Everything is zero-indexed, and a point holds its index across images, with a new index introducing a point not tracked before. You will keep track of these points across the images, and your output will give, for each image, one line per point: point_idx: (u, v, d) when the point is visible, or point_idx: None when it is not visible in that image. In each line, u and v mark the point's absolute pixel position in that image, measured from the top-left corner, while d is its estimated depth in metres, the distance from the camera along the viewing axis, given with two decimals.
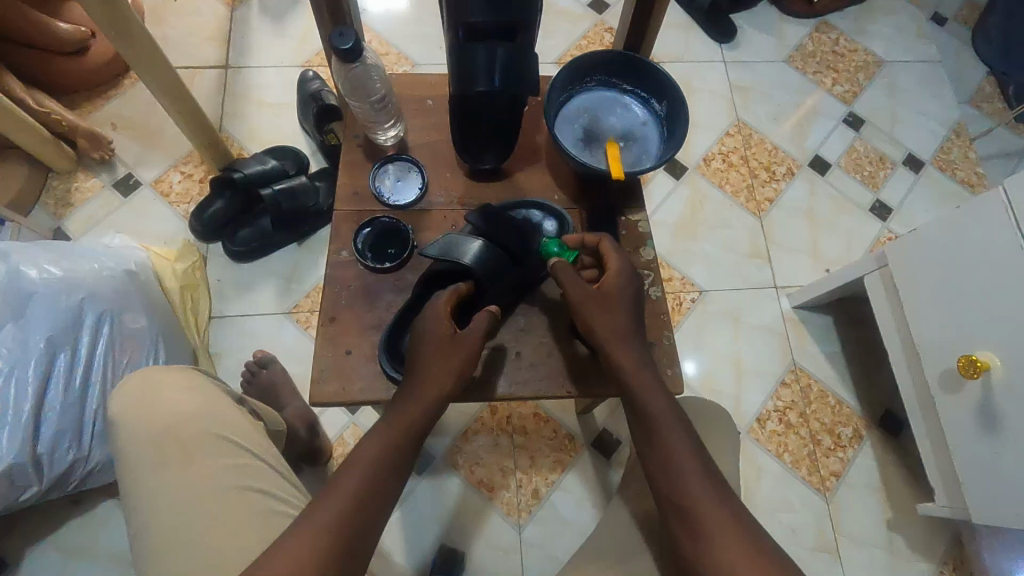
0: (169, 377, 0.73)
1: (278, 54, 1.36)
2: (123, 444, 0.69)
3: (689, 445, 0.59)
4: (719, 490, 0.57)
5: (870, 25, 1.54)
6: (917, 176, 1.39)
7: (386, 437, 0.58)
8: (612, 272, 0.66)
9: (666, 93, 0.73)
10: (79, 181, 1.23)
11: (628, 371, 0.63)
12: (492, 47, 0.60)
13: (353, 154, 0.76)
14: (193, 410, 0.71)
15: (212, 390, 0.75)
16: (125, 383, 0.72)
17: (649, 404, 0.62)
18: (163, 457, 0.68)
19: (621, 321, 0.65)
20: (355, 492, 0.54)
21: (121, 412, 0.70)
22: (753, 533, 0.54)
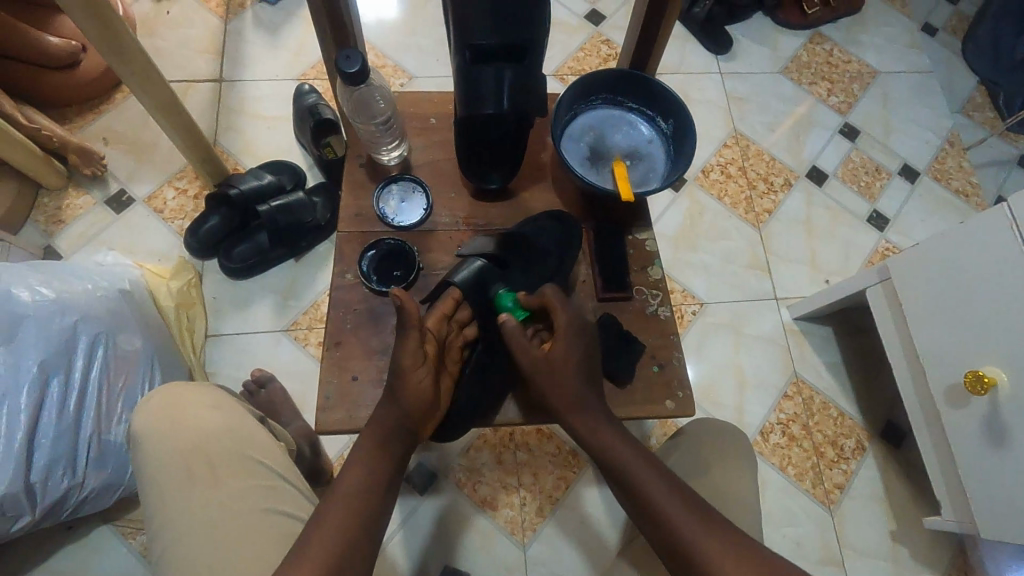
0: (193, 394, 0.71)
1: (272, 67, 1.35)
2: (146, 461, 0.68)
3: (668, 490, 0.58)
4: (711, 526, 0.55)
5: (863, 35, 1.56)
6: (913, 186, 1.40)
7: (370, 467, 0.58)
8: (562, 329, 0.64)
9: (673, 112, 0.72)
10: (71, 198, 1.20)
11: (592, 428, 0.62)
12: (500, 69, 0.59)
13: (356, 175, 0.74)
14: (220, 428, 0.69)
15: (236, 407, 0.73)
16: (150, 399, 0.71)
17: (618, 459, 0.60)
18: (189, 476, 0.66)
19: (570, 380, 0.63)
20: (344, 527, 0.53)
21: (144, 429, 0.68)
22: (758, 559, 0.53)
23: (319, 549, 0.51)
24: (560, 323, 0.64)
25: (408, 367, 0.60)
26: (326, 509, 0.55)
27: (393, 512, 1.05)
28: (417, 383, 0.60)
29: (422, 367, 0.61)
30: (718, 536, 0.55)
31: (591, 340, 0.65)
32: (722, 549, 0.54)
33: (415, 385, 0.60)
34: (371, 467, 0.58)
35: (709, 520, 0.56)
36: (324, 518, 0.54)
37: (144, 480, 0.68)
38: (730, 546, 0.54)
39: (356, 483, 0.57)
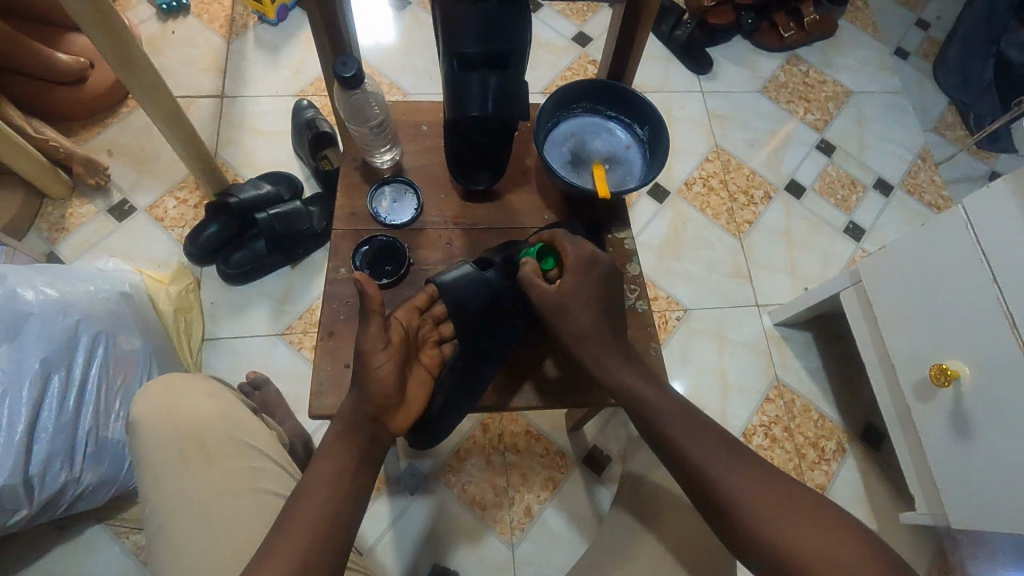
0: (189, 384, 0.74)
1: (273, 84, 1.40)
2: (143, 446, 0.70)
3: (685, 418, 0.59)
4: (727, 447, 0.57)
5: (838, 58, 1.64)
6: (887, 199, 1.46)
7: (335, 461, 0.58)
8: (570, 264, 0.66)
9: (648, 119, 0.77)
10: (74, 207, 1.24)
11: (606, 364, 0.63)
12: (485, 76, 0.64)
13: (351, 177, 0.79)
14: (214, 414, 0.72)
15: (229, 397, 0.76)
16: (149, 388, 0.73)
17: (641, 395, 0.61)
18: (184, 460, 0.69)
19: (584, 296, 0.64)
20: (313, 526, 0.54)
21: (142, 414, 0.71)
22: (771, 475, 0.55)
23: (288, 547, 0.52)
24: (569, 256, 0.67)
25: (372, 354, 0.61)
26: (290, 512, 0.55)
27: (384, 512, 1.07)
28: (382, 367, 0.61)
29: (384, 349, 0.62)
30: (733, 456, 0.56)
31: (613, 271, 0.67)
32: (738, 470, 0.55)
33: (381, 371, 0.61)
34: (339, 461, 0.58)
35: (723, 439, 0.57)
36: (291, 520, 0.54)
37: (140, 465, 0.70)
38: (745, 466, 0.56)
39: (322, 479, 0.57)
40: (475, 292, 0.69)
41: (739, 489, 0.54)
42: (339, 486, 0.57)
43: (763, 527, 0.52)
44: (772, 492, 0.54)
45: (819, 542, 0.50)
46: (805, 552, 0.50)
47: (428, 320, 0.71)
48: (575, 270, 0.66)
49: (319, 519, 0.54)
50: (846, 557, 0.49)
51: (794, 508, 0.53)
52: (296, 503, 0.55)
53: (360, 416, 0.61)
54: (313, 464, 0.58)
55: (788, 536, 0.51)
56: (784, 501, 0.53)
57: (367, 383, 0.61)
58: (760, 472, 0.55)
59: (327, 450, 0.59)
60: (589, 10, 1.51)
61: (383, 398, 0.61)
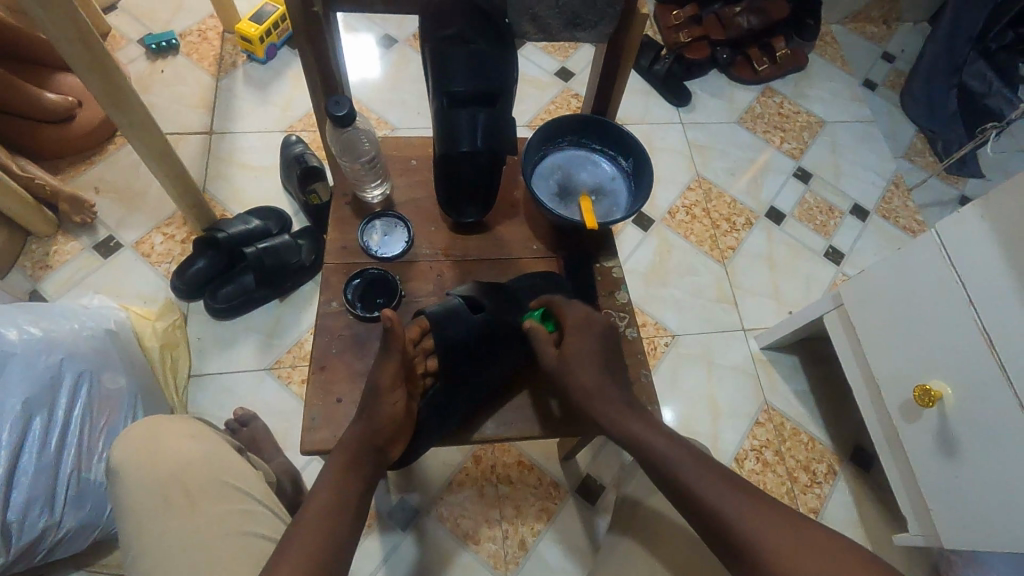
0: (171, 426, 0.73)
1: (262, 120, 1.42)
2: (122, 492, 0.68)
3: (693, 460, 0.60)
4: (742, 492, 0.57)
5: (810, 89, 1.70)
6: (864, 224, 1.51)
7: (333, 493, 0.57)
8: (570, 325, 0.70)
9: (631, 151, 0.79)
10: (59, 244, 1.23)
11: (617, 417, 0.65)
12: (473, 112, 0.66)
13: (342, 212, 0.80)
14: (199, 456, 0.71)
15: (214, 439, 0.75)
16: (131, 430, 0.72)
17: (650, 444, 0.62)
18: (168, 504, 0.67)
19: (587, 358, 0.68)
20: (309, 556, 0.52)
21: (124, 458, 0.69)
22: (779, 513, 0.56)
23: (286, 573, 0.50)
24: (568, 319, 0.71)
25: (382, 394, 0.62)
26: (289, 539, 0.53)
27: (375, 549, 1.04)
28: (390, 407, 0.62)
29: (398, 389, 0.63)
30: (745, 494, 0.57)
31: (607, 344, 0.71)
32: (745, 508, 0.56)
33: (392, 416, 0.62)
34: (335, 490, 0.57)
35: (730, 480, 0.59)
36: (288, 546, 0.52)
37: (123, 512, 0.68)
38: (755, 505, 0.56)
39: (317, 511, 0.55)
40: (464, 329, 0.67)
41: (758, 530, 0.54)
42: (334, 519, 0.55)
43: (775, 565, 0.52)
44: (792, 525, 0.55)
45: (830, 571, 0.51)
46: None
47: (418, 352, 0.67)
48: (576, 330, 0.70)
49: (315, 547, 0.52)
50: None
51: (803, 542, 0.53)
52: (291, 539, 0.53)
53: (359, 447, 0.61)
54: (306, 500, 0.57)
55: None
56: (793, 533, 0.54)
57: (372, 418, 0.62)
58: (776, 513, 0.56)
59: (325, 477, 0.59)
60: (571, 46, 1.57)
61: (385, 435, 0.62)
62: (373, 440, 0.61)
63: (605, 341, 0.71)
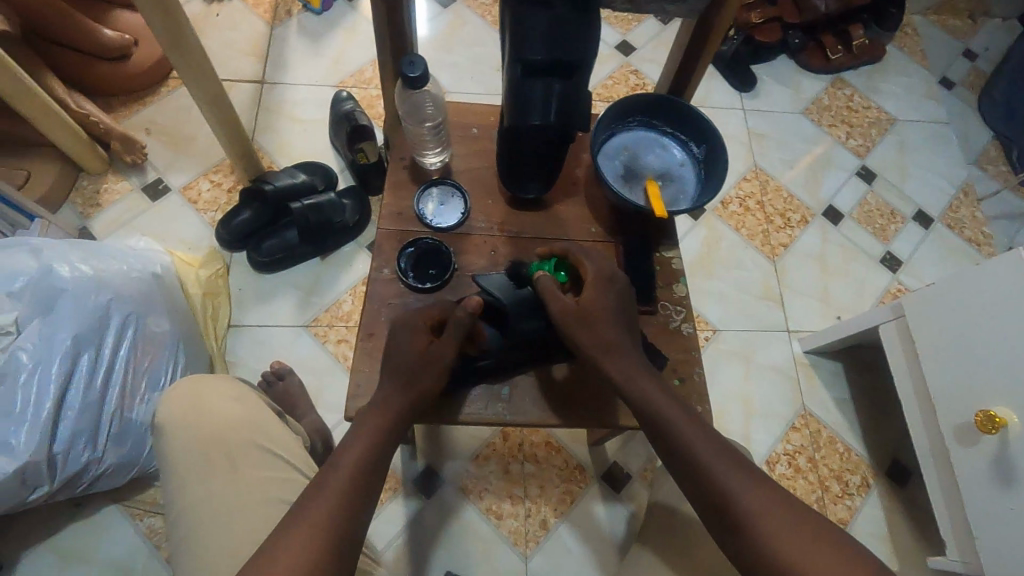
0: (214, 384, 0.73)
1: (313, 73, 1.39)
2: (165, 445, 0.69)
3: (699, 430, 0.60)
4: (749, 473, 0.57)
5: (882, 83, 1.61)
6: (926, 232, 1.43)
7: (365, 446, 0.58)
8: (590, 279, 0.67)
9: (705, 137, 0.75)
10: (109, 183, 1.24)
11: (625, 376, 0.63)
12: (549, 83, 0.62)
13: (398, 176, 0.77)
14: (240, 418, 0.71)
15: (256, 401, 0.74)
16: (175, 385, 0.72)
17: (658, 407, 0.61)
18: (208, 463, 0.67)
19: (603, 312, 0.65)
20: (329, 514, 0.52)
21: (168, 414, 0.70)
22: (776, 495, 0.56)
23: (311, 523, 0.51)
24: (588, 271, 0.68)
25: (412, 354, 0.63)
26: (320, 486, 0.54)
27: (399, 513, 1.05)
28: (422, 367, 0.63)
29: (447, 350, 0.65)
30: (745, 472, 0.57)
31: (623, 301, 0.68)
32: (744, 485, 0.56)
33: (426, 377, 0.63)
34: (367, 448, 0.58)
35: (732, 456, 0.58)
36: (318, 493, 0.53)
37: (167, 467, 0.69)
38: (754, 484, 0.56)
39: (349, 462, 0.56)
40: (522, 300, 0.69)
41: (749, 504, 0.55)
42: (363, 475, 0.56)
43: (764, 541, 0.53)
44: (787, 505, 0.55)
45: (817, 555, 0.51)
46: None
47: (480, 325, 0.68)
48: (596, 284, 0.67)
49: (342, 498, 0.53)
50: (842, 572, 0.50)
51: (796, 525, 0.53)
52: (320, 486, 0.54)
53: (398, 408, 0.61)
54: (341, 447, 0.58)
55: (801, 563, 0.51)
56: (787, 514, 0.54)
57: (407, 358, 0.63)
58: (772, 492, 0.56)
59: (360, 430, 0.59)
60: (635, 18, 1.50)
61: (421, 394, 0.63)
62: (415, 392, 0.62)
63: (622, 299, 0.68)
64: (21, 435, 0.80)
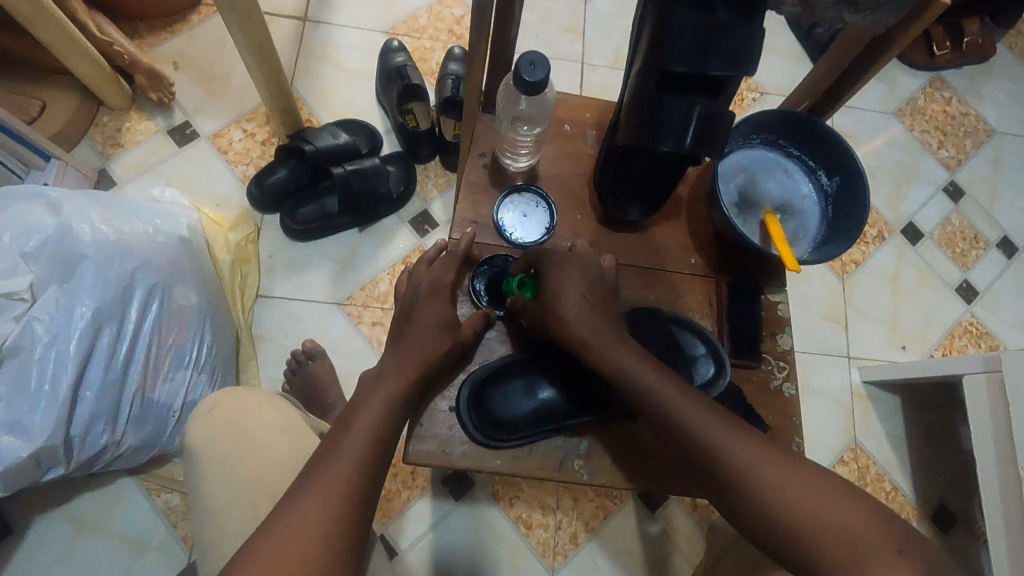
0: (257, 410, 0.64)
1: (362, 14, 1.24)
2: (202, 482, 0.61)
3: (680, 391, 0.54)
4: (737, 428, 0.52)
5: (985, 88, 1.45)
6: (1009, 262, 1.32)
7: (377, 415, 0.54)
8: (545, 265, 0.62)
9: (842, 167, 0.64)
10: (132, 121, 1.12)
11: (608, 354, 0.57)
12: (690, 103, 0.51)
13: (476, 176, 0.67)
14: (287, 455, 0.63)
15: (303, 429, 0.66)
16: (212, 409, 0.63)
17: (643, 376, 0.55)
18: (253, 509, 0.59)
19: (570, 292, 0.60)
20: (341, 491, 0.49)
21: (206, 446, 0.62)
22: (769, 447, 0.51)
23: (318, 504, 0.48)
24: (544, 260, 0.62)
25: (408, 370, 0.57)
26: (325, 460, 0.51)
27: (425, 513, 1.01)
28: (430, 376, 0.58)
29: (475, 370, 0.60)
30: (734, 427, 0.52)
31: (591, 273, 0.62)
32: (735, 443, 0.51)
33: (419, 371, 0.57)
34: (378, 418, 0.54)
35: (717, 412, 0.53)
36: (322, 468, 0.50)
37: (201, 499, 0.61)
38: (744, 439, 0.51)
39: (360, 435, 0.52)
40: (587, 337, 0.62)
41: (741, 464, 0.50)
42: (372, 448, 0.52)
43: (764, 502, 0.48)
44: (781, 459, 0.50)
45: (817, 506, 0.47)
46: (831, 529, 0.45)
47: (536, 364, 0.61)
48: (556, 267, 0.62)
49: (350, 476, 0.50)
50: (847, 519, 0.46)
51: (794, 476, 0.49)
52: (324, 461, 0.51)
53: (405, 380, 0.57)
54: (352, 408, 0.55)
55: (804, 520, 0.46)
56: (785, 468, 0.49)
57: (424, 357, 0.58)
58: (763, 445, 0.51)
59: (365, 394, 0.55)
60: None
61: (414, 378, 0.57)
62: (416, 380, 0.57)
63: (589, 273, 0.62)
64: (36, 418, 0.72)
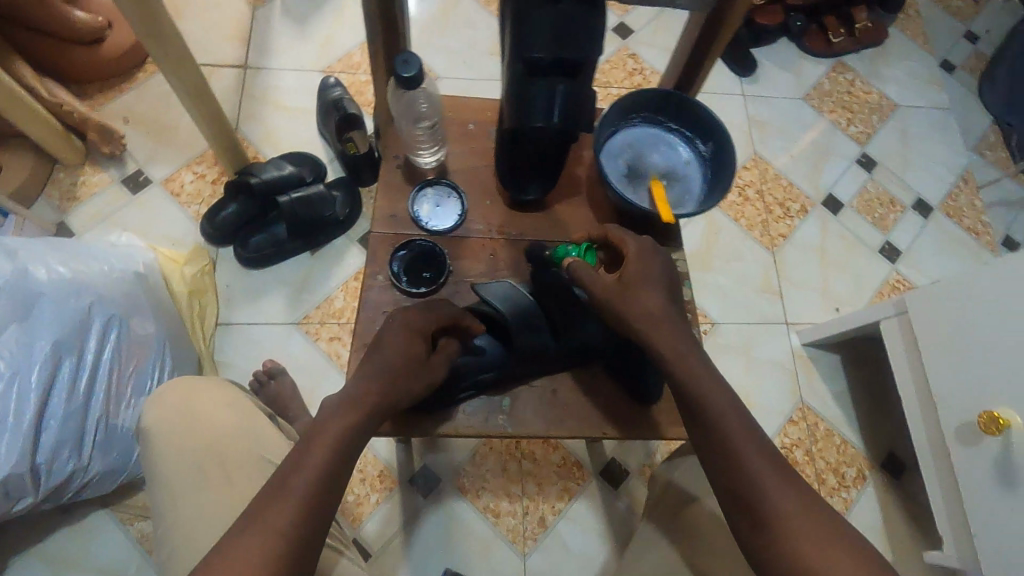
0: (206, 392, 0.70)
1: (299, 57, 1.34)
2: (155, 458, 0.66)
3: (745, 432, 0.56)
4: (789, 483, 0.54)
5: (884, 68, 1.57)
6: (925, 222, 1.42)
7: (337, 435, 0.52)
8: (632, 253, 0.63)
9: (712, 133, 0.72)
10: (86, 175, 1.19)
11: (681, 360, 0.59)
12: (553, 84, 0.59)
13: (392, 176, 0.74)
14: (234, 427, 0.68)
15: (249, 407, 0.72)
16: (164, 394, 0.69)
17: (709, 405, 0.57)
18: (204, 476, 0.65)
19: (647, 281, 0.62)
20: (292, 518, 0.47)
21: (158, 426, 0.67)
22: (816, 509, 0.53)
23: (265, 536, 0.46)
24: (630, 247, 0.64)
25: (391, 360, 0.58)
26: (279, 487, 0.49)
27: (396, 513, 1.04)
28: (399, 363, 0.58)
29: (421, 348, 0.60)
30: (784, 479, 0.54)
31: (666, 268, 0.64)
32: (778, 491, 0.53)
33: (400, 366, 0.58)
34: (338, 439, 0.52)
35: (772, 460, 0.55)
36: (276, 494, 0.48)
37: (157, 477, 0.66)
38: (792, 491, 0.54)
39: (318, 456, 0.51)
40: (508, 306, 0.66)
41: (781, 511, 0.52)
42: (332, 475, 0.50)
43: (788, 551, 0.51)
44: (823, 522, 0.52)
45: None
46: (825, 570, 0.49)
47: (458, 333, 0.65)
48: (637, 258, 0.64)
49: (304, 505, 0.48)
50: None
51: (830, 542, 0.51)
52: (280, 486, 0.49)
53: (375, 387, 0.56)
54: (315, 426, 0.53)
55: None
56: (825, 531, 0.51)
57: (396, 344, 0.59)
58: (810, 505, 0.53)
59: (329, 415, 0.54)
60: None
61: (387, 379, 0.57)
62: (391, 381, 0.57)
63: (665, 265, 0.64)
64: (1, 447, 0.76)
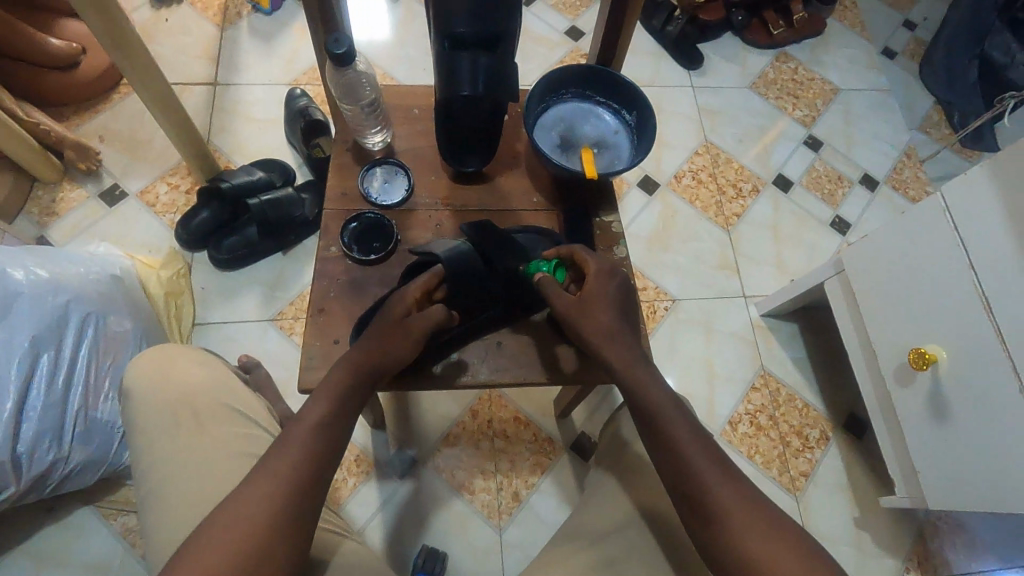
0: (181, 352, 0.75)
1: (266, 72, 1.41)
2: (132, 411, 0.71)
3: (693, 436, 0.61)
4: (734, 482, 0.59)
5: (825, 55, 1.66)
6: (873, 195, 1.49)
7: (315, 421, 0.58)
8: (593, 272, 0.69)
9: (635, 104, 0.79)
10: (64, 191, 1.24)
11: (627, 366, 0.65)
12: (475, 56, 0.65)
13: (342, 158, 0.80)
14: (205, 382, 0.73)
15: (221, 367, 0.77)
16: (142, 356, 0.74)
17: (658, 409, 0.62)
18: (176, 425, 0.70)
19: (602, 299, 0.68)
20: (270, 498, 0.53)
21: (135, 381, 0.72)
22: (759, 505, 0.57)
23: (247, 513, 0.52)
24: (590, 266, 0.70)
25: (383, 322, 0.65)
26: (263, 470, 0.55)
27: (373, 495, 1.07)
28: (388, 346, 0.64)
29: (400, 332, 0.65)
30: (729, 478, 0.59)
31: (622, 287, 0.70)
32: (722, 490, 0.58)
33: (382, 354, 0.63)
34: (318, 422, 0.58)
35: (718, 460, 0.60)
36: (259, 476, 0.54)
37: (132, 432, 0.71)
38: (737, 491, 0.58)
39: (298, 440, 0.57)
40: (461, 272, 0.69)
41: (726, 507, 0.57)
42: (312, 459, 0.56)
43: (734, 546, 0.55)
44: (764, 518, 0.57)
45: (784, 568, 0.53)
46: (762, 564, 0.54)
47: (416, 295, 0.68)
48: (598, 275, 0.69)
49: (282, 487, 0.54)
50: None
51: (770, 535, 0.55)
52: (265, 467, 0.55)
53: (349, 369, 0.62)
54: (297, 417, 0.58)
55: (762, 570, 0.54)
56: (766, 526, 0.56)
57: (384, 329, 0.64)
58: (753, 502, 0.57)
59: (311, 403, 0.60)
60: (582, 5, 1.54)
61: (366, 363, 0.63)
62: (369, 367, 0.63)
63: (621, 284, 0.70)
64: None
